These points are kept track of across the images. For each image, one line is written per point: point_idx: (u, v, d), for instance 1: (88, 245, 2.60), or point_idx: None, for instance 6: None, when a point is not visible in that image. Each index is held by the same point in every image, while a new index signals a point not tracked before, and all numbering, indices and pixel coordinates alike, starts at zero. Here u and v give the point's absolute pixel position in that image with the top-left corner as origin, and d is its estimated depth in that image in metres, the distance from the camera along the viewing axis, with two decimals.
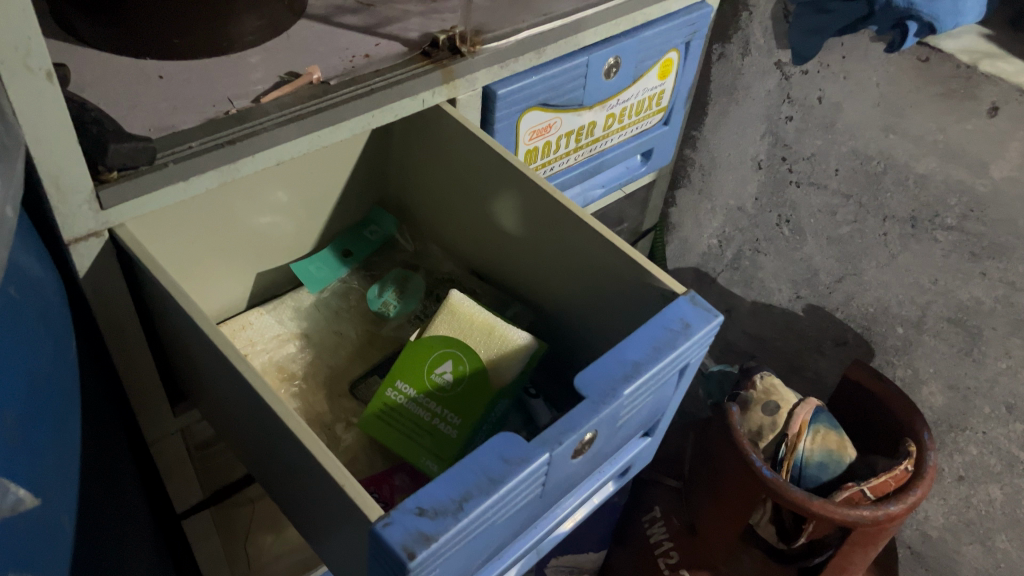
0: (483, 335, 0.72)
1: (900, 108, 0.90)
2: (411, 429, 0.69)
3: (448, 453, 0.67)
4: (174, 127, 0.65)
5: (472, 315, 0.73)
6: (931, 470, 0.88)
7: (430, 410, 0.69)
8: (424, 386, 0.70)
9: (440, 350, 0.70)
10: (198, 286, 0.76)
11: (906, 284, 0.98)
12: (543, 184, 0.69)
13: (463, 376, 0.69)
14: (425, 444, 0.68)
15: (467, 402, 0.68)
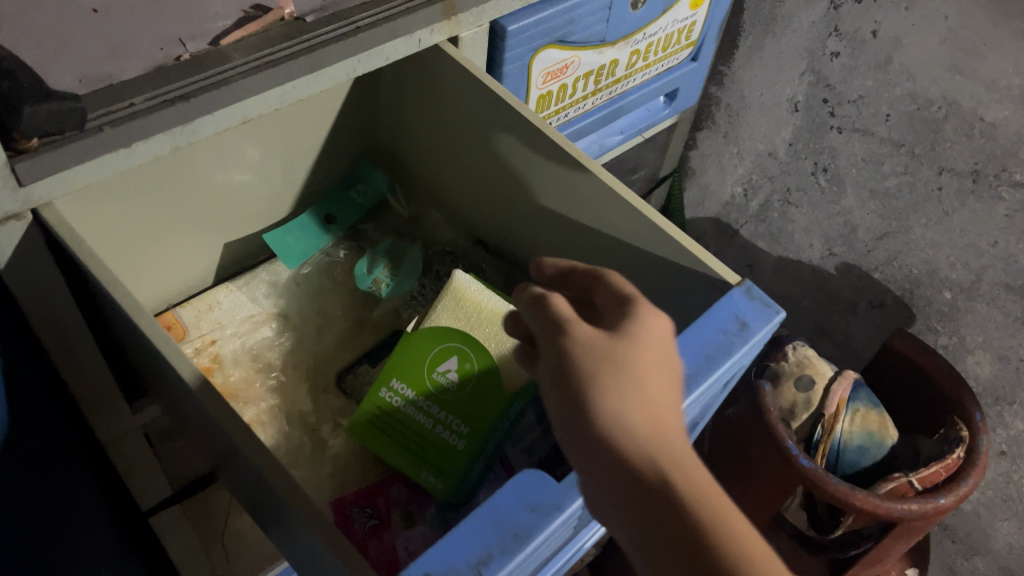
0: (494, 327, 0.62)
1: (971, 45, 0.78)
2: (412, 438, 0.59)
3: (455, 469, 0.57)
4: (111, 77, 0.52)
5: (482, 302, 0.63)
6: (985, 458, 0.79)
7: (433, 416, 0.59)
8: (425, 388, 0.59)
9: (443, 343, 0.60)
10: (155, 267, 0.64)
11: (960, 244, 0.88)
12: (564, 146, 0.57)
13: (470, 376, 0.59)
14: (427, 456, 0.59)
15: (477, 408, 0.58)
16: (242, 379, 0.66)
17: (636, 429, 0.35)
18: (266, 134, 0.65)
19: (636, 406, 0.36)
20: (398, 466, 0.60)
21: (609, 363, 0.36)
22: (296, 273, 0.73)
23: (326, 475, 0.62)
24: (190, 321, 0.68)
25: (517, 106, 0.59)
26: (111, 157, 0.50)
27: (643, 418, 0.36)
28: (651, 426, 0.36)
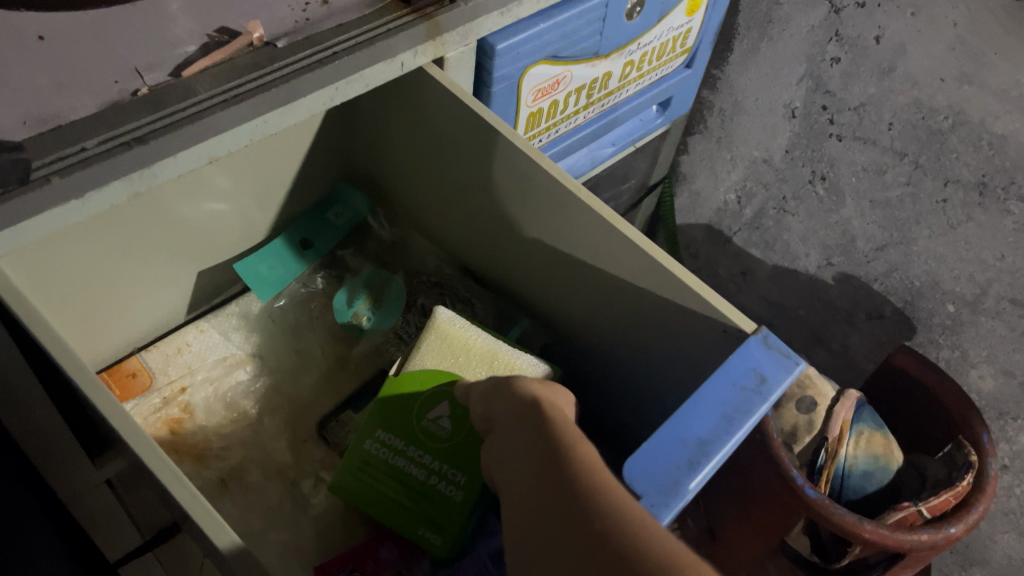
0: (486, 366, 0.55)
1: (982, 54, 0.74)
2: (402, 492, 0.55)
3: (455, 523, 0.53)
4: (60, 117, 0.46)
5: (471, 338, 0.56)
6: (993, 482, 0.76)
7: (425, 467, 0.54)
8: (417, 436, 0.55)
9: (434, 390, 0.55)
10: (116, 310, 0.59)
11: (965, 258, 0.85)
12: (560, 179, 0.53)
13: (464, 420, 0.54)
14: (423, 511, 0.54)
15: (474, 455, 0.54)
16: (214, 431, 0.61)
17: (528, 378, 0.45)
18: (236, 166, 0.60)
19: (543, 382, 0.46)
20: (388, 523, 0.55)
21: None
22: (269, 305, 0.68)
23: (308, 536, 0.58)
24: (157, 367, 0.63)
25: (508, 134, 0.54)
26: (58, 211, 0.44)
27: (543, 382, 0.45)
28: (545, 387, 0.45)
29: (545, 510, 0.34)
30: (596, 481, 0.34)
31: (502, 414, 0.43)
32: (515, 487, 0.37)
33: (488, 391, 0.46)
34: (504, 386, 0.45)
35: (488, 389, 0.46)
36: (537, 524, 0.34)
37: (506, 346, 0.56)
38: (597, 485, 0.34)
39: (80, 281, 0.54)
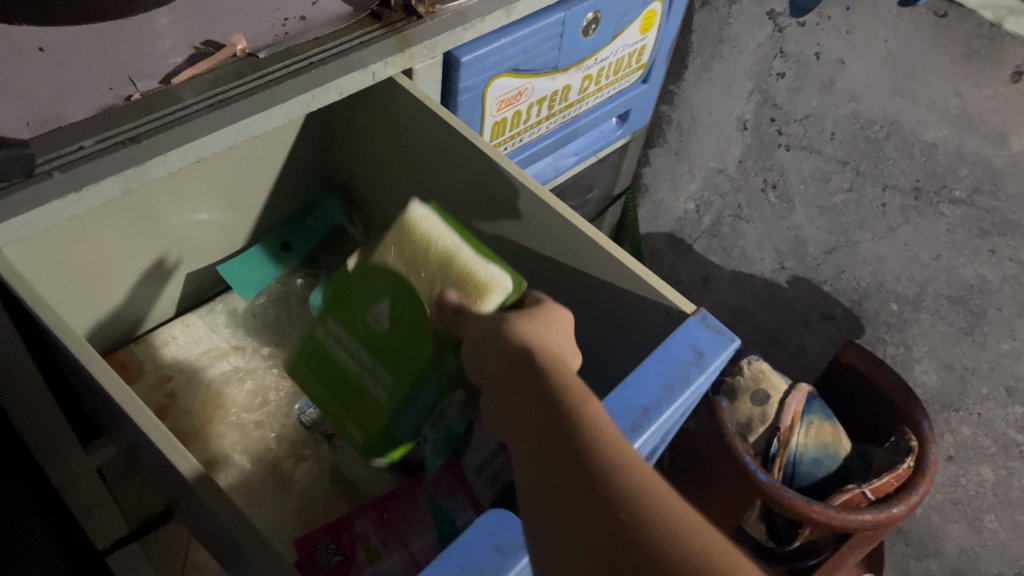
0: (444, 269, 0.53)
1: (911, 68, 0.81)
2: (340, 383, 0.61)
3: (378, 425, 0.59)
4: (60, 119, 0.50)
5: (437, 235, 0.54)
6: (933, 465, 0.82)
7: (361, 362, 0.59)
8: (360, 331, 0.59)
9: (378, 285, 0.58)
10: (111, 303, 0.64)
11: (905, 259, 0.91)
12: (518, 176, 0.58)
13: (403, 320, 0.57)
14: (354, 408, 0.60)
15: (403, 361, 0.57)
16: (200, 416, 0.65)
17: (520, 330, 0.47)
18: (219, 170, 0.65)
19: (529, 323, 0.48)
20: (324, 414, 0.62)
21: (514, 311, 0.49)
22: (252, 304, 0.72)
23: (289, 511, 0.62)
24: (144, 357, 0.67)
25: (472, 137, 0.59)
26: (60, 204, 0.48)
27: (533, 329, 0.47)
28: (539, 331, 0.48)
29: (571, 492, 0.37)
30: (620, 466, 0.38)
31: (502, 376, 0.45)
32: (532, 457, 0.40)
33: (480, 341, 0.48)
34: (500, 341, 0.47)
35: (481, 343, 0.48)
36: (563, 504, 0.37)
37: (467, 251, 0.53)
38: (623, 469, 0.38)
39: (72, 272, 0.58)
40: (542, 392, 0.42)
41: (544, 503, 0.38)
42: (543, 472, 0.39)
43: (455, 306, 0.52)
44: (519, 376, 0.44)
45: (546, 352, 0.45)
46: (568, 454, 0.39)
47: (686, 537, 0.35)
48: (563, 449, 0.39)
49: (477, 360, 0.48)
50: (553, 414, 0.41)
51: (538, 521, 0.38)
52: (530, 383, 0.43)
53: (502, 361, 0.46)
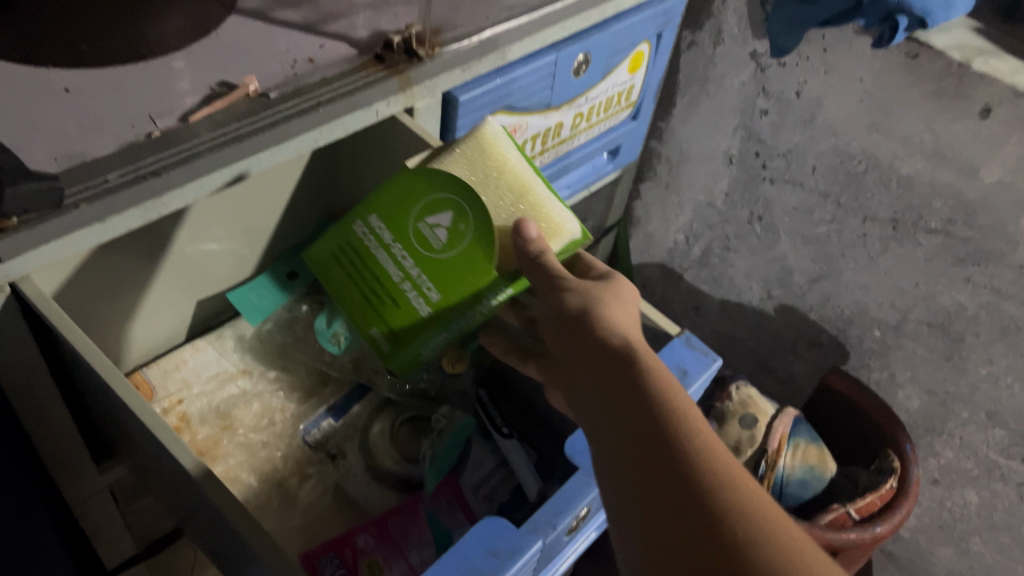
0: (516, 196, 0.57)
1: (888, 106, 0.84)
2: (377, 284, 0.60)
3: (408, 338, 0.59)
4: (85, 155, 0.51)
5: (511, 163, 0.58)
6: (916, 486, 0.85)
7: (404, 270, 0.58)
8: (409, 235, 0.57)
9: (437, 196, 0.55)
10: (127, 326, 0.68)
11: (887, 287, 0.94)
12: (534, 183, 0.58)
13: (458, 239, 0.55)
14: (386, 316, 0.60)
15: (450, 277, 0.56)
16: (209, 437, 0.68)
17: (609, 317, 0.47)
18: (230, 204, 0.70)
19: (613, 310, 0.48)
20: (357, 309, 0.62)
21: (594, 293, 0.49)
22: (259, 329, 0.76)
23: (296, 526, 0.65)
24: (157, 381, 0.71)
25: None
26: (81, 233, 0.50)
27: (619, 317, 0.48)
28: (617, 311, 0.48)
29: (673, 497, 0.38)
30: (721, 477, 0.39)
31: (591, 361, 0.45)
32: (625, 451, 0.41)
33: (562, 322, 0.48)
34: (587, 325, 0.46)
35: (564, 324, 0.48)
36: (664, 507, 0.38)
37: (539, 187, 0.58)
38: (725, 474, 0.39)
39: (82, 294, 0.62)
40: (638, 387, 0.42)
41: (639, 503, 0.39)
42: (639, 469, 0.40)
43: (537, 249, 0.51)
44: (611, 367, 0.44)
45: (637, 343, 0.45)
46: (668, 458, 0.39)
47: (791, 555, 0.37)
48: (664, 452, 0.40)
49: (556, 341, 0.48)
50: (650, 414, 0.41)
51: (631, 520, 0.39)
52: (625, 378, 0.43)
53: (591, 346, 0.45)
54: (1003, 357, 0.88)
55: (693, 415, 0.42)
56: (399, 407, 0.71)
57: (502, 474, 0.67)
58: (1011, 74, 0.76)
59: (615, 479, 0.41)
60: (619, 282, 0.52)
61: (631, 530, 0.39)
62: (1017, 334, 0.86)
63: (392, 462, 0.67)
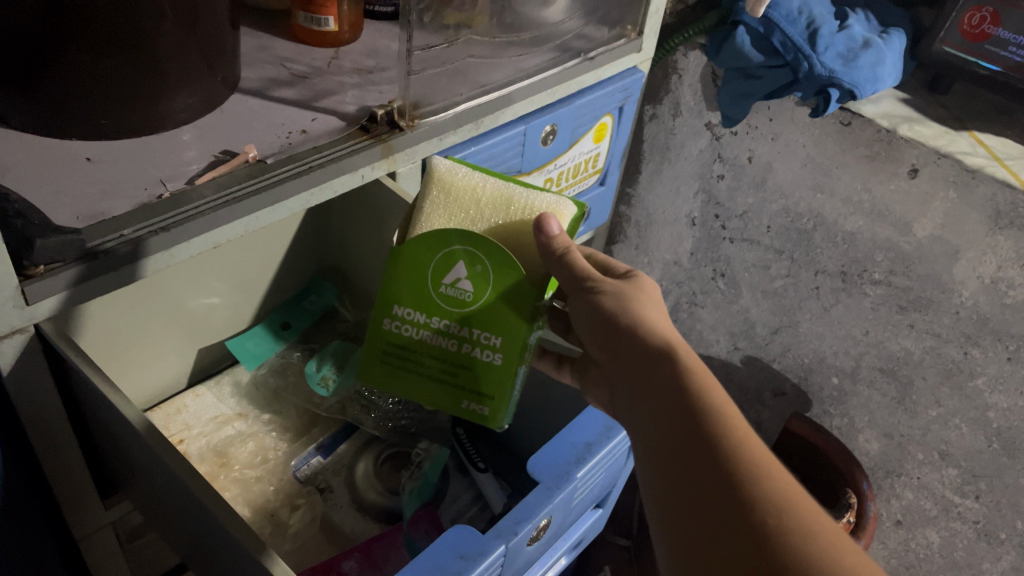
0: (501, 211, 0.59)
1: (828, 168, 0.96)
2: (438, 365, 0.61)
3: (498, 392, 0.60)
4: (103, 214, 0.57)
5: (477, 184, 0.60)
6: (873, 520, 0.93)
7: (456, 337, 0.60)
8: (440, 304, 0.59)
9: (441, 253, 0.57)
10: (136, 374, 0.76)
11: (841, 336, 1.02)
12: (508, 187, 0.60)
13: (483, 276, 0.57)
14: (466, 385, 0.61)
15: (500, 316, 0.58)
16: (207, 472, 0.74)
17: (647, 321, 0.52)
18: (226, 259, 0.78)
19: (652, 313, 0.54)
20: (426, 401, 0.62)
21: (630, 294, 0.55)
22: (254, 374, 0.83)
23: (285, 552, 0.70)
24: (161, 423, 0.77)
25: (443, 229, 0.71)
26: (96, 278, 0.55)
27: (657, 319, 0.53)
28: (659, 319, 0.53)
29: (703, 480, 0.44)
30: (749, 462, 0.43)
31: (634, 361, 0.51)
32: (665, 445, 0.46)
33: (604, 324, 0.54)
34: (629, 331, 0.52)
35: (607, 328, 0.53)
36: (696, 491, 0.44)
37: (515, 190, 0.60)
38: (755, 470, 0.43)
39: (94, 341, 0.70)
40: (675, 384, 0.48)
41: (675, 487, 0.45)
42: (675, 457, 0.45)
43: (561, 245, 0.55)
44: (655, 368, 0.49)
45: (676, 343, 0.50)
46: (702, 447, 0.45)
47: (805, 531, 0.41)
48: (699, 442, 0.45)
49: (601, 343, 0.54)
50: (688, 407, 0.46)
51: (673, 507, 0.45)
52: (667, 379, 0.48)
53: (633, 348, 0.51)
54: (949, 399, 0.96)
55: (725, 405, 0.47)
56: (382, 443, 0.78)
57: (476, 508, 0.73)
58: (934, 138, 0.88)
59: (656, 466, 0.46)
60: (648, 285, 0.56)
61: (669, 511, 0.45)
62: (959, 375, 0.94)
63: (376, 495, 0.74)
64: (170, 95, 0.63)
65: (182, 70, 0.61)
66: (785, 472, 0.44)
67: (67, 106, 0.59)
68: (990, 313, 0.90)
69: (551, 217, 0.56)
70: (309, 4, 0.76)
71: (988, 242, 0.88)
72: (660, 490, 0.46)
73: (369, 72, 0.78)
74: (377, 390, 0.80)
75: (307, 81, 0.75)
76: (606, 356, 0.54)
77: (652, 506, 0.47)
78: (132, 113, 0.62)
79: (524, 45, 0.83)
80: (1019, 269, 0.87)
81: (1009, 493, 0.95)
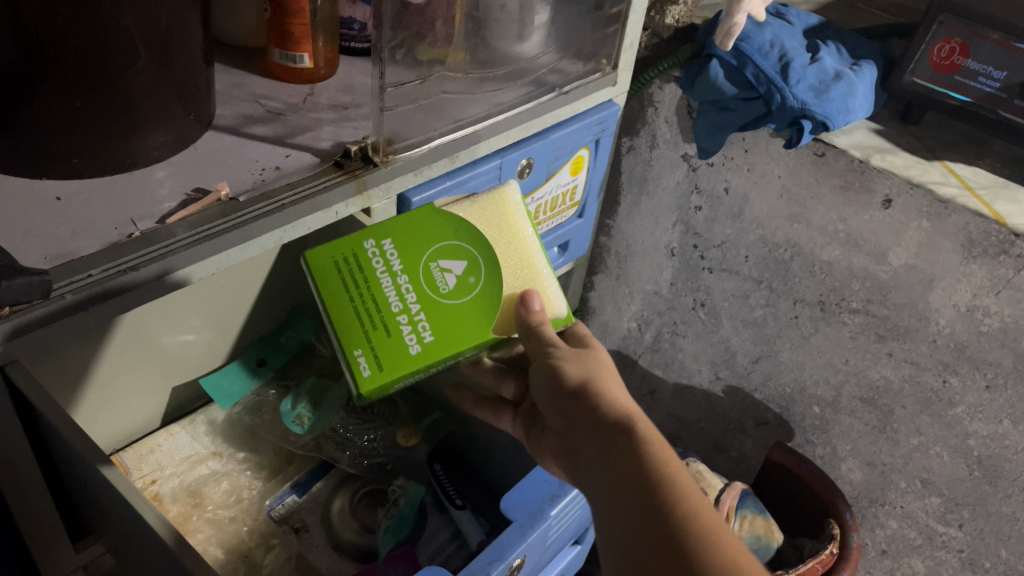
0: (522, 264, 0.63)
1: (802, 199, 0.98)
2: (363, 303, 0.59)
3: (393, 371, 0.57)
4: (73, 254, 0.56)
5: (523, 229, 0.65)
6: (856, 552, 0.94)
7: (402, 301, 0.59)
8: (419, 273, 0.60)
9: (460, 243, 0.60)
10: (104, 411, 0.75)
11: (820, 364, 1.02)
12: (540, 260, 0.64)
13: (467, 288, 0.60)
14: (373, 340, 0.58)
15: (451, 327, 0.59)
16: (180, 513, 0.73)
17: (603, 390, 0.52)
18: (200, 297, 0.78)
19: (607, 382, 0.53)
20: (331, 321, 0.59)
21: (586, 363, 0.54)
22: (229, 413, 0.82)
23: None
24: (133, 463, 0.77)
25: None
26: (65, 317, 0.55)
27: (614, 388, 0.53)
28: (614, 389, 0.52)
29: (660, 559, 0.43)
30: (706, 539, 0.44)
31: (589, 431, 0.50)
32: (620, 518, 0.46)
33: (558, 391, 0.53)
34: (585, 399, 0.51)
35: (563, 398, 0.52)
36: (653, 568, 0.43)
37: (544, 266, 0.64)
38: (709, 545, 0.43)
39: (58, 378, 0.69)
40: (631, 456, 0.47)
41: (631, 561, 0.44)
42: (630, 532, 0.45)
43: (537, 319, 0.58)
44: (611, 438, 0.49)
45: (630, 412, 0.50)
46: (657, 524, 0.44)
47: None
48: (655, 521, 0.44)
49: (554, 414, 0.53)
50: (643, 483, 0.46)
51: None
52: (623, 451, 0.48)
53: (588, 420, 0.50)
54: (930, 426, 0.96)
55: (679, 477, 0.46)
56: (359, 480, 0.77)
57: (455, 544, 0.72)
58: (907, 168, 0.90)
59: (613, 542, 0.46)
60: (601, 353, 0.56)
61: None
62: (938, 404, 0.95)
63: (353, 534, 0.73)
64: (143, 133, 0.62)
65: (156, 108, 0.61)
66: (740, 544, 0.44)
67: (35, 141, 0.58)
68: (967, 340, 0.91)
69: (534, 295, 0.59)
70: (285, 40, 0.76)
71: (962, 270, 0.89)
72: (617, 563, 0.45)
73: (344, 107, 0.78)
74: (352, 428, 0.79)
75: (282, 117, 0.75)
76: (559, 427, 0.53)
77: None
78: (104, 152, 0.61)
79: (498, 81, 0.83)
80: (993, 297, 0.88)
81: (992, 520, 0.95)
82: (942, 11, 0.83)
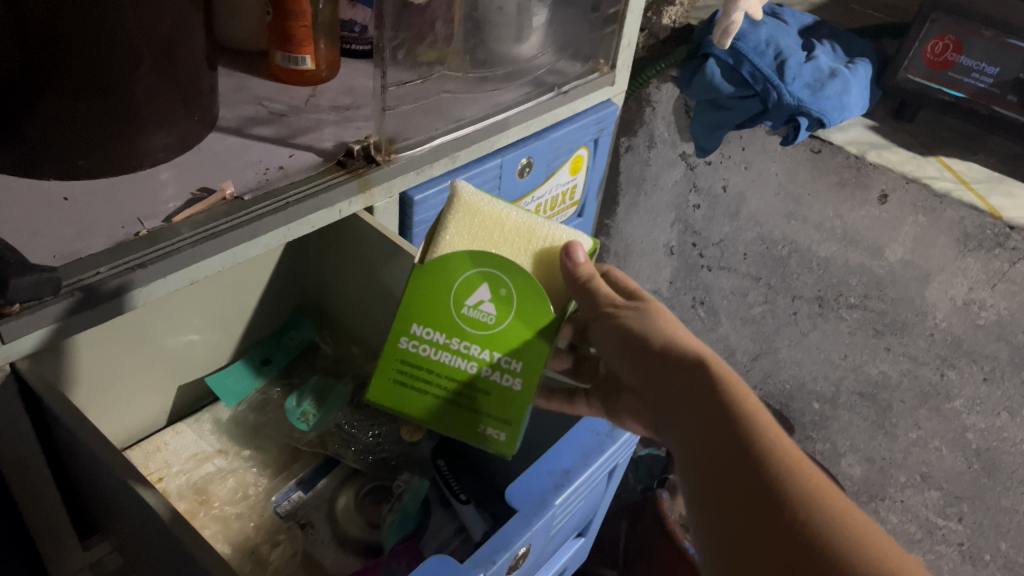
0: (525, 240, 0.57)
1: (798, 197, 0.99)
2: (452, 388, 0.59)
3: (517, 414, 0.59)
4: (80, 253, 0.57)
5: (500, 211, 0.57)
6: None
7: (477, 359, 0.58)
8: (463, 327, 0.58)
9: (466, 274, 0.56)
10: (112, 411, 0.76)
11: (819, 361, 1.04)
12: (533, 221, 0.57)
13: (506, 300, 0.56)
14: (479, 407, 0.59)
15: (525, 340, 0.57)
16: (187, 509, 0.73)
17: (674, 340, 0.53)
18: (203, 297, 0.79)
19: (679, 335, 0.54)
20: (442, 421, 0.60)
21: (654, 319, 0.55)
22: (234, 412, 0.83)
23: None
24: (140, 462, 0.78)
25: (398, 241, 0.71)
26: (74, 314, 0.55)
27: (685, 339, 0.53)
28: (688, 339, 0.53)
29: (738, 485, 0.44)
30: (782, 462, 0.43)
31: (664, 379, 0.51)
32: (700, 453, 0.46)
33: (626, 346, 0.54)
34: (660, 351, 0.52)
35: (636, 353, 0.54)
36: (733, 496, 0.44)
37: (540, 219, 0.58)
38: (789, 468, 0.43)
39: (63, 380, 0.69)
40: (708, 393, 0.48)
41: (713, 492, 0.45)
42: (708, 463, 0.46)
43: (585, 272, 0.55)
44: (687, 381, 0.50)
45: (705, 356, 0.51)
46: (737, 460, 0.44)
47: (839, 525, 0.40)
48: (732, 452, 0.45)
49: (630, 369, 0.54)
50: (721, 419, 0.46)
51: (710, 511, 0.45)
52: (700, 391, 0.48)
53: (664, 369, 0.51)
54: (928, 421, 0.97)
55: (757, 410, 0.46)
56: (364, 476, 0.78)
57: (459, 539, 0.72)
58: (902, 164, 0.92)
59: (693, 478, 0.46)
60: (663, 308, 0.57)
61: (707, 519, 0.45)
62: (936, 398, 0.96)
63: (358, 529, 0.73)
64: (147, 133, 0.62)
65: (161, 111, 0.62)
66: (823, 476, 0.44)
67: (33, 142, 0.58)
68: (963, 334, 0.92)
69: (578, 245, 0.56)
70: (287, 43, 0.77)
71: (957, 264, 0.91)
72: (702, 497, 0.46)
73: (345, 108, 0.79)
74: (358, 424, 0.81)
75: (284, 119, 0.76)
76: (636, 382, 0.54)
77: (693, 517, 0.47)
78: (106, 152, 0.61)
79: (497, 81, 0.84)
80: (989, 290, 0.90)
81: (991, 513, 0.96)
82: (935, 10, 0.84)
